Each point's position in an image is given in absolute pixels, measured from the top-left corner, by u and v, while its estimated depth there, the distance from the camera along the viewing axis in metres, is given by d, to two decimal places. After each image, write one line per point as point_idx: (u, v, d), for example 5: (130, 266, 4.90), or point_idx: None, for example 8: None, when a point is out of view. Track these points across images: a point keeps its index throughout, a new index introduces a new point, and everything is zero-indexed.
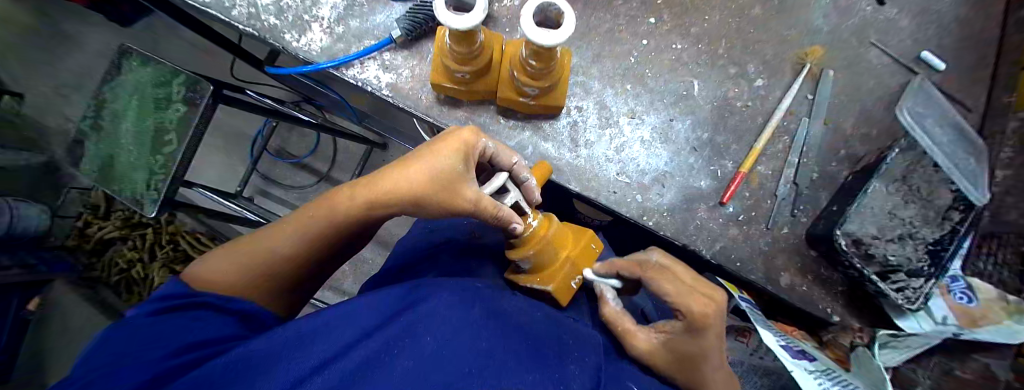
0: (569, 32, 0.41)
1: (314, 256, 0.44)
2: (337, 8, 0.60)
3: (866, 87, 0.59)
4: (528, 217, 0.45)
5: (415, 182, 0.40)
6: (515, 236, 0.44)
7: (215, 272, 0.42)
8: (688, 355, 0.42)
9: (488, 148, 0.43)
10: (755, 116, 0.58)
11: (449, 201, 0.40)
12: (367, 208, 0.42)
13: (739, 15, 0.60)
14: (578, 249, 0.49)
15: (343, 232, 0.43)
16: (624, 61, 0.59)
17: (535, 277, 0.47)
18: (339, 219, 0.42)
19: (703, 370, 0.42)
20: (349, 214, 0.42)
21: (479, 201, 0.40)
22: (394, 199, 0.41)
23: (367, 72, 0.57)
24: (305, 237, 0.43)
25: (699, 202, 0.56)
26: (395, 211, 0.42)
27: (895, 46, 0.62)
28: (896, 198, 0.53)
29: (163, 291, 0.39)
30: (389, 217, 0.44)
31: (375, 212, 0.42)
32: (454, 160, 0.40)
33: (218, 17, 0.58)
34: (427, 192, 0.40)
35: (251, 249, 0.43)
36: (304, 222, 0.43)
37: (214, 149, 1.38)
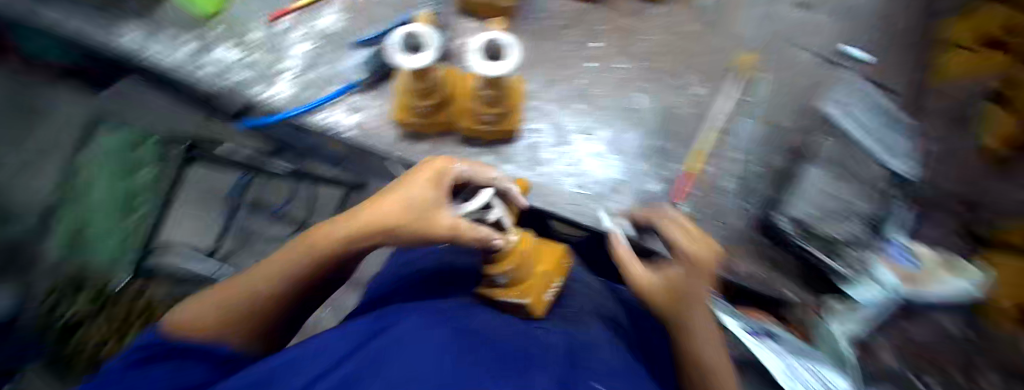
0: (513, 64, 0.45)
1: (295, 293, 0.46)
2: (303, 58, 0.64)
3: (795, 85, 0.66)
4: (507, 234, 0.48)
5: (390, 213, 0.43)
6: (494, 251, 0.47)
7: (197, 317, 0.43)
8: (687, 290, 0.45)
9: (459, 175, 0.46)
10: (700, 121, 0.63)
11: (424, 229, 0.42)
12: (345, 242, 0.44)
13: (676, 33, 0.66)
14: (552, 264, 0.53)
15: (322, 268, 0.45)
16: (576, 84, 0.64)
17: (506, 289, 0.47)
18: (319, 256, 0.44)
19: (695, 304, 0.45)
20: (329, 250, 0.44)
21: (454, 226, 0.41)
22: (371, 231, 0.43)
23: (333, 116, 0.61)
24: (286, 277, 0.44)
25: (656, 205, 0.60)
26: (371, 244, 0.44)
27: (822, 43, 0.68)
28: (834, 178, 0.57)
29: (144, 340, 0.41)
30: (365, 249, 0.46)
31: (353, 246, 0.44)
32: (427, 189, 0.43)
33: (189, 81, 0.62)
34: (402, 221, 0.42)
35: (233, 291, 0.44)
36: (284, 262, 0.45)
37: (190, 206, 1.36)
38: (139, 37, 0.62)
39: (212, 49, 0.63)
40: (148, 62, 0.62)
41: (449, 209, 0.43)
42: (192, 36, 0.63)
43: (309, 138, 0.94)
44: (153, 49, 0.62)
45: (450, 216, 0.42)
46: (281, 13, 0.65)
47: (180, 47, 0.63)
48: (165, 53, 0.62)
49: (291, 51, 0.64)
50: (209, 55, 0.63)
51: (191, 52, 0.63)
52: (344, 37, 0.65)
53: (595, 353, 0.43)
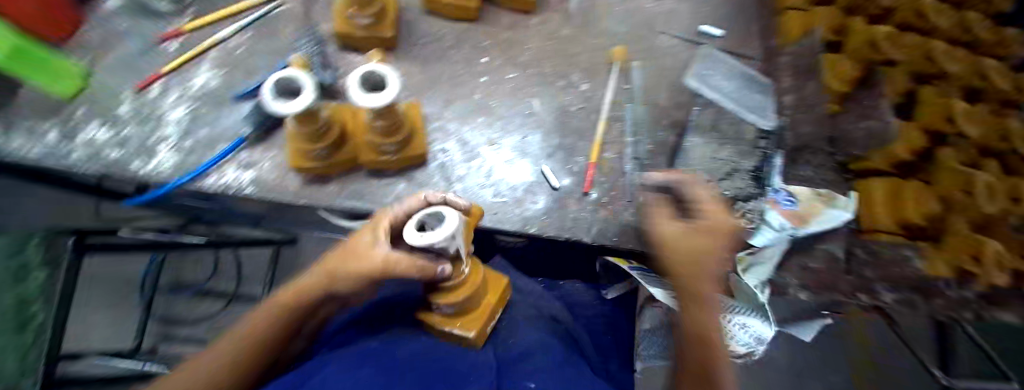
0: (393, 93, 0.46)
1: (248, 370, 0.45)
2: (182, 123, 0.61)
3: (665, 66, 0.73)
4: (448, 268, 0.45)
5: (338, 257, 0.44)
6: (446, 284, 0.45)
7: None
8: (699, 252, 0.43)
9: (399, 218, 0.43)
10: (591, 114, 0.68)
11: (354, 271, 0.41)
12: (304, 291, 0.45)
13: (553, 38, 0.73)
14: (499, 296, 0.54)
15: (287, 321, 0.46)
16: (472, 100, 0.67)
17: (453, 321, 0.49)
18: (271, 321, 0.45)
19: (710, 265, 0.43)
20: (281, 313, 0.45)
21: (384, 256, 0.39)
22: (317, 287, 0.44)
23: (225, 177, 0.58)
24: (241, 346, 0.44)
25: (568, 198, 0.63)
26: (316, 299, 0.46)
27: (679, 28, 0.78)
28: (714, 145, 0.65)
29: None
30: (314, 306, 0.47)
31: (301, 302, 0.45)
32: (366, 236, 0.42)
33: (59, 168, 0.56)
34: (345, 261, 0.43)
35: (199, 362, 0.44)
36: (237, 338, 0.45)
37: (99, 305, 1.22)
38: None
39: (79, 131, 0.58)
40: (5, 159, 0.56)
41: (386, 244, 0.41)
42: (55, 121, 0.58)
43: (219, 203, 0.89)
44: (11, 145, 0.56)
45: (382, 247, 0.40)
46: (151, 79, 0.62)
47: (42, 137, 0.57)
48: (26, 146, 0.56)
49: (168, 118, 0.61)
50: (75, 139, 0.58)
51: (56, 139, 0.57)
52: (224, 93, 0.63)
53: (525, 357, 0.46)
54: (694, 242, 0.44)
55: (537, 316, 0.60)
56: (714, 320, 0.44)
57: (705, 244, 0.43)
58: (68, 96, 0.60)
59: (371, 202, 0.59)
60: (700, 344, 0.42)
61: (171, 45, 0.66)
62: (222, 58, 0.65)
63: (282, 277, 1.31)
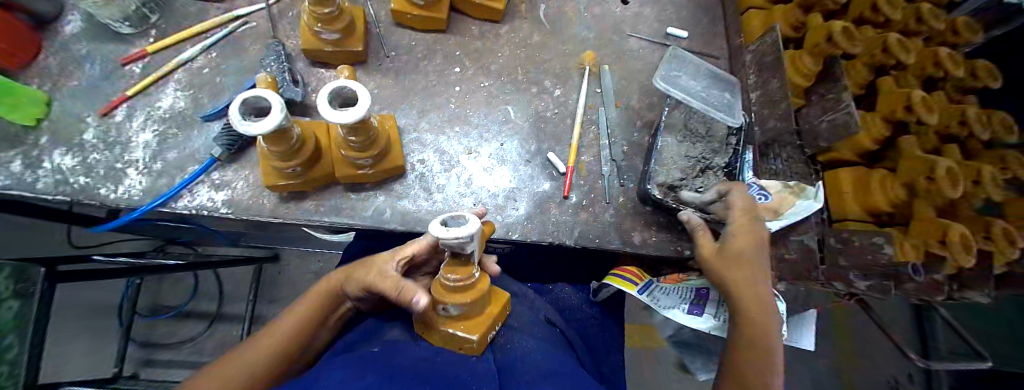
0: (363, 108, 0.46)
1: (283, 359, 0.46)
2: (150, 146, 0.59)
3: (635, 69, 0.75)
4: (439, 271, 0.44)
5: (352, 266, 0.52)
6: (451, 285, 0.43)
7: None
8: (736, 254, 0.50)
9: (425, 245, 0.49)
10: (565, 118, 0.70)
11: (372, 273, 0.47)
12: (328, 291, 0.51)
13: (524, 45, 0.74)
14: (501, 308, 0.50)
15: (311, 320, 0.49)
16: (447, 110, 0.67)
17: (458, 324, 0.45)
18: (304, 315, 0.49)
19: (742, 267, 0.49)
20: (315, 303, 0.50)
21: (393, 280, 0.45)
22: (345, 278, 0.51)
23: (199, 198, 0.57)
24: (270, 348, 0.45)
25: (548, 202, 0.64)
26: (341, 291, 0.52)
27: (647, 31, 0.80)
28: (685, 143, 0.66)
29: None
30: (339, 300, 0.52)
31: (333, 292, 0.51)
32: (389, 251, 0.51)
33: (24, 196, 0.55)
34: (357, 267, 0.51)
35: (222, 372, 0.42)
36: (275, 329, 0.47)
37: (73, 334, 1.18)
38: None
39: (43, 159, 0.56)
40: None
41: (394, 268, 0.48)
42: (19, 150, 0.57)
43: (200, 224, 0.88)
44: None
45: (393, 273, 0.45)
46: (115, 103, 0.61)
47: (4, 166, 0.55)
48: None
49: (135, 142, 0.59)
50: (40, 167, 0.56)
51: (20, 167, 0.56)
52: (191, 114, 0.62)
53: (510, 357, 0.48)
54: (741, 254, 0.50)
55: (528, 319, 0.60)
56: (773, 326, 0.48)
57: (749, 255, 0.50)
58: (30, 124, 0.58)
59: (350, 217, 0.59)
60: (754, 348, 0.46)
61: (135, 67, 0.64)
62: (187, 80, 0.64)
63: (266, 295, 1.29)
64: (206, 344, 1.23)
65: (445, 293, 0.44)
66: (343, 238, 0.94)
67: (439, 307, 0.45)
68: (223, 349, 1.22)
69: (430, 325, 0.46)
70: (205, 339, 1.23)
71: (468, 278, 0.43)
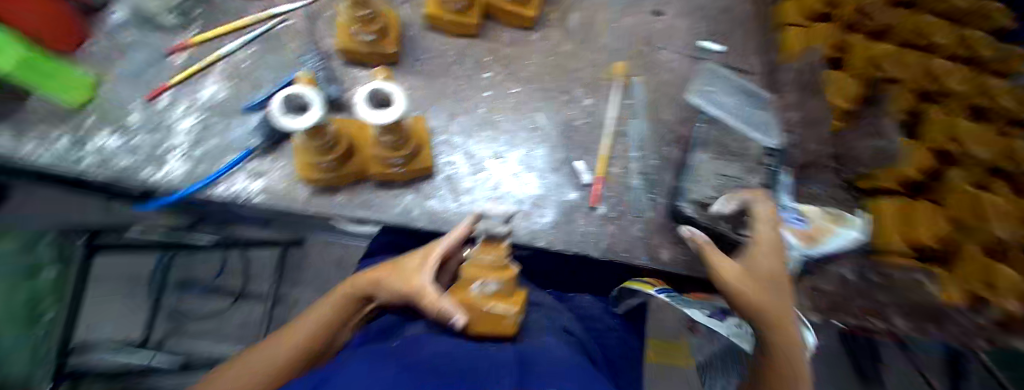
0: (400, 108, 0.47)
1: (303, 358, 0.48)
2: (191, 132, 0.61)
3: (667, 83, 0.73)
4: (472, 251, 0.50)
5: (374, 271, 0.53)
6: (489, 263, 0.49)
7: None
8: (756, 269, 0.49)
9: (452, 246, 0.52)
10: (595, 128, 0.68)
11: (410, 284, 0.48)
12: (350, 293, 0.52)
13: (555, 54, 0.73)
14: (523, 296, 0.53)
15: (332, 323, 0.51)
16: (476, 113, 0.67)
17: (495, 301, 0.47)
18: (325, 318, 0.51)
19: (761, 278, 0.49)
20: (339, 305, 0.52)
21: (436, 297, 0.44)
22: (368, 286, 0.52)
23: (236, 184, 0.58)
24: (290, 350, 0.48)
25: (576, 212, 0.63)
26: (365, 295, 0.52)
27: (684, 44, 0.78)
28: (718, 161, 0.64)
29: None
30: (361, 304, 0.53)
31: (354, 297, 0.52)
32: (419, 257, 0.52)
33: (68, 174, 0.57)
34: (383, 274, 0.52)
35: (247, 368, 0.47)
36: (303, 326, 0.50)
37: (102, 305, 1.22)
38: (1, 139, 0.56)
39: (90, 139, 0.58)
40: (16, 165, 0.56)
41: (423, 276, 0.48)
42: (66, 129, 0.58)
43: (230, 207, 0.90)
44: (20, 151, 0.56)
45: (433, 287, 0.45)
46: (160, 91, 0.63)
47: (48, 143, 0.57)
48: (36, 152, 0.56)
49: (176, 128, 0.61)
50: (87, 146, 0.58)
51: (66, 145, 0.57)
52: (229, 104, 0.64)
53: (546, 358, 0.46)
54: (764, 267, 0.50)
55: (552, 327, 0.59)
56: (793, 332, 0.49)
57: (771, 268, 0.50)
58: (75, 105, 0.60)
59: (378, 213, 0.59)
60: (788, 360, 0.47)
61: (178, 58, 0.67)
62: (227, 71, 0.66)
63: (286, 280, 1.32)
64: (229, 321, 1.27)
65: (484, 271, 0.49)
66: (365, 231, 0.95)
67: (476, 286, 0.48)
68: (246, 326, 1.27)
69: (467, 304, 0.46)
70: (228, 317, 1.27)
71: (502, 255, 0.49)
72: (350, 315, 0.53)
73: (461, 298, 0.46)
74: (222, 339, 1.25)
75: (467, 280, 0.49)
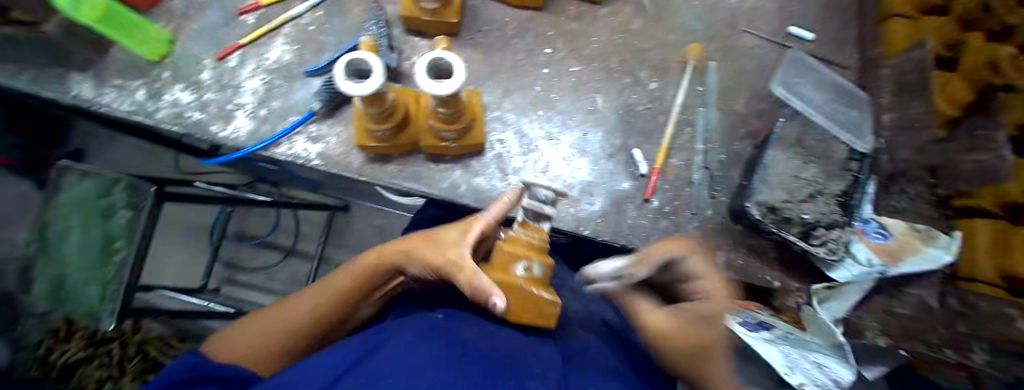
0: (460, 82, 0.45)
1: (325, 317, 0.51)
2: (258, 92, 0.63)
3: (745, 72, 0.68)
4: (514, 226, 0.50)
5: (400, 246, 0.53)
6: (533, 244, 0.49)
7: (240, 346, 0.50)
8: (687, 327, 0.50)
9: (490, 223, 0.52)
10: (658, 115, 0.65)
11: (444, 256, 0.49)
12: (376, 264, 0.53)
13: (623, 31, 0.68)
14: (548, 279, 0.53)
15: (355, 289, 0.52)
16: (532, 92, 0.65)
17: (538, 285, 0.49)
18: (347, 282, 0.52)
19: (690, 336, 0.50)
20: (359, 275, 0.52)
21: (473, 272, 0.45)
22: (398, 257, 0.53)
23: (296, 146, 0.60)
24: (311, 310, 0.51)
25: (628, 202, 0.60)
26: (392, 267, 0.53)
27: (767, 29, 0.71)
28: (796, 162, 0.58)
29: (178, 365, 0.45)
30: (389, 275, 0.54)
31: (381, 268, 0.53)
32: (456, 230, 0.52)
33: (146, 123, 0.61)
34: (414, 248, 0.52)
35: (271, 321, 0.51)
36: (327, 287, 0.53)
37: (171, 245, 1.34)
38: (87, 88, 0.61)
39: (165, 92, 0.62)
40: (100, 111, 0.61)
41: (461, 250, 0.49)
42: (147, 81, 0.63)
43: (286, 168, 0.94)
44: (103, 99, 0.61)
45: (472, 264, 0.46)
46: (230, 50, 0.65)
47: (132, 94, 0.62)
48: (117, 101, 0.61)
49: (244, 87, 0.63)
50: (162, 99, 0.62)
51: (145, 96, 0.62)
52: (294, 68, 0.65)
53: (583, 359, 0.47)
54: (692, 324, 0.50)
55: (589, 319, 0.59)
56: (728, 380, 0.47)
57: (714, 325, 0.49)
58: (155, 59, 0.64)
59: (427, 186, 0.60)
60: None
61: (249, 18, 0.68)
62: (294, 34, 0.67)
63: (332, 241, 1.39)
64: (279, 273, 1.37)
65: (526, 250, 0.48)
66: (409, 202, 0.97)
67: (516, 266, 0.48)
68: (294, 281, 1.36)
69: (508, 286, 0.47)
70: (279, 268, 1.37)
71: (542, 237, 0.48)
72: (375, 284, 0.54)
73: (498, 279, 0.47)
74: (272, 289, 1.36)
75: (507, 259, 0.48)
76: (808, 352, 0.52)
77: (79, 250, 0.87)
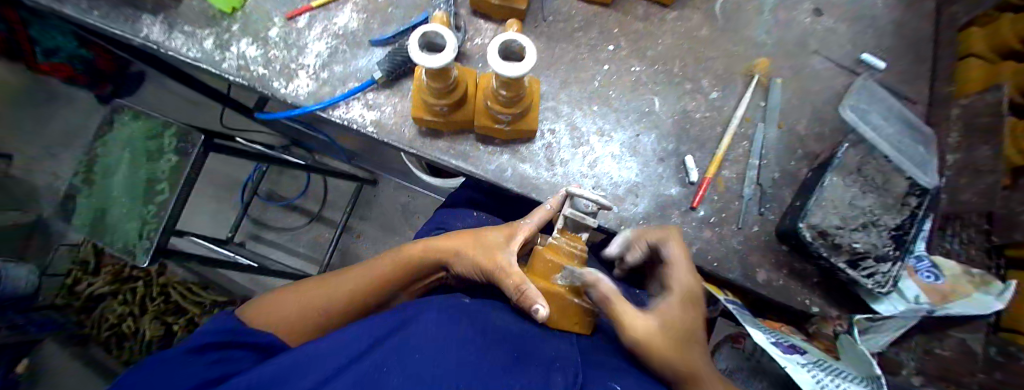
0: (531, 64, 0.45)
1: (360, 298, 0.52)
2: (322, 55, 0.65)
3: (812, 92, 0.66)
4: (553, 234, 0.51)
5: (447, 244, 0.54)
6: (571, 254, 0.50)
7: (274, 313, 0.50)
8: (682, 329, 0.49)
9: (533, 230, 0.54)
10: (714, 125, 0.64)
11: (493, 259, 0.50)
12: (420, 256, 0.54)
13: (689, 36, 0.67)
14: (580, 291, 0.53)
15: (396, 279, 0.53)
16: (590, 86, 0.64)
17: (576, 295, 0.48)
18: (389, 270, 0.53)
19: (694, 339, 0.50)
20: (401, 264, 0.53)
21: (521, 279, 0.47)
22: (447, 254, 0.54)
23: (352, 111, 0.62)
24: (351, 291, 0.52)
25: (673, 208, 0.60)
26: (436, 261, 0.54)
27: (837, 51, 0.69)
28: (853, 189, 0.57)
29: (216, 322, 0.46)
30: (430, 269, 0.55)
31: (424, 261, 0.54)
32: (500, 234, 0.54)
33: (210, 71, 0.63)
34: (462, 246, 0.53)
35: (309, 294, 0.52)
36: (369, 270, 0.53)
37: (205, 196, 1.39)
38: (157, 31, 0.63)
39: (232, 44, 0.64)
40: (163, 52, 0.63)
41: (508, 252, 0.51)
42: (214, 30, 0.64)
43: (322, 132, 0.95)
44: (172, 44, 0.63)
45: (519, 271, 0.47)
46: (301, 11, 0.66)
47: (200, 42, 0.63)
48: (185, 47, 0.63)
49: (309, 48, 0.65)
50: (228, 50, 0.64)
51: (211, 46, 0.64)
52: (360, 36, 0.66)
53: (607, 353, 0.47)
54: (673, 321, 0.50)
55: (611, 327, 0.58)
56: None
57: (679, 318, 0.50)
58: (227, 10, 0.65)
59: (474, 166, 0.61)
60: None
61: None
62: (364, 3, 0.68)
63: (358, 212, 1.42)
64: (303, 237, 1.40)
65: (567, 259, 0.49)
66: (440, 184, 0.98)
67: (557, 275, 0.48)
68: (315, 246, 1.40)
69: (549, 294, 0.46)
70: (303, 232, 1.41)
71: (582, 248, 0.50)
72: (416, 277, 0.55)
73: (541, 287, 0.47)
74: (293, 251, 1.40)
75: (550, 266, 0.49)
76: (841, 380, 0.50)
77: (124, 179, 0.87)
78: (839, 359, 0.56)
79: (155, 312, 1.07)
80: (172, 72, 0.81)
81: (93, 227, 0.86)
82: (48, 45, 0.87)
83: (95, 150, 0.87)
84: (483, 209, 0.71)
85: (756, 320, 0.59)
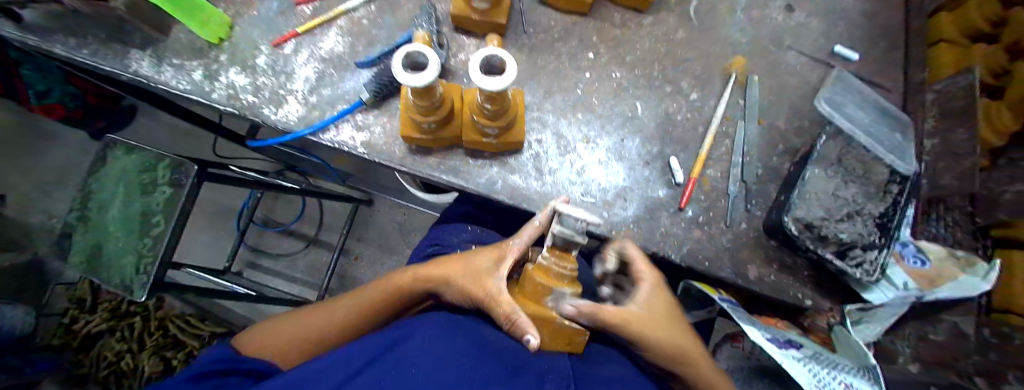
0: (512, 78, 0.47)
1: (353, 325, 0.53)
2: (310, 80, 0.66)
3: (789, 88, 0.68)
4: (542, 253, 0.49)
5: (438, 270, 0.53)
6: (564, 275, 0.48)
7: (270, 339, 0.51)
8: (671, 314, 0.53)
9: (523, 249, 0.54)
10: (697, 125, 0.66)
11: (482, 286, 0.50)
12: (411, 282, 0.53)
13: (667, 40, 0.69)
14: None
15: (388, 306, 0.53)
16: (573, 94, 0.66)
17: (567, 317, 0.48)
18: (380, 297, 0.53)
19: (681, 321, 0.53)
20: (392, 293, 0.53)
21: (511, 307, 0.46)
22: (436, 281, 0.53)
23: (342, 134, 0.63)
24: (344, 318, 0.53)
25: (661, 210, 0.62)
26: (426, 290, 0.54)
27: (811, 46, 0.71)
28: (836, 180, 0.60)
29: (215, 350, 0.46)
30: (422, 295, 0.55)
31: (414, 289, 0.53)
32: (490, 258, 0.53)
33: (200, 101, 0.64)
34: (452, 274, 0.52)
35: (304, 320, 0.53)
36: (361, 297, 0.54)
37: (201, 226, 1.39)
38: (145, 65, 0.64)
39: (220, 74, 0.65)
40: (152, 86, 0.64)
41: (499, 277, 0.50)
42: (204, 61, 0.66)
43: (315, 156, 0.95)
44: (161, 77, 0.64)
45: (508, 300, 0.46)
46: (287, 37, 0.68)
47: (189, 73, 0.65)
48: (174, 79, 0.64)
49: (297, 74, 0.66)
50: (217, 80, 0.65)
51: (201, 77, 0.65)
52: (346, 58, 0.68)
53: (602, 365, 0.47)
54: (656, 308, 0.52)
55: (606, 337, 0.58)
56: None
57: (659, 304, 0.52)
58: (215, 41, 0.66)
59: (464, 181, 0.62)
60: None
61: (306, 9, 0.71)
62: (348, 27, 0.70)
63: (354, 232, 1.42)
64: (300, 261, 1.40)
65: (557, 280, 0.47)
66: (435, 199, 0.99)
67: (547, 297, 0.48)
68: (313, 270, 1.40)
69: (540, 318, 0.47)
70: (300, 256, 1.41)
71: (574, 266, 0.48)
72: (409, 303, 0.55)
73: (531, 312, 0.47)
74: (292, 277, 1.40)
75: (539, 289, 0.48)
76: (837, 372, 0.52)
77: (119, 214, 0.87)
78: (835, 350, 0.57)
79: (153, 348, 1.07)
80: (160, 103, 0.81)
81: (88, 264, 0.86)
82: (41, 88, 0.86)
83: (89, 186, 0.88)
84: (475, 222, 0.71)
85: (751, 317, 0.60)
